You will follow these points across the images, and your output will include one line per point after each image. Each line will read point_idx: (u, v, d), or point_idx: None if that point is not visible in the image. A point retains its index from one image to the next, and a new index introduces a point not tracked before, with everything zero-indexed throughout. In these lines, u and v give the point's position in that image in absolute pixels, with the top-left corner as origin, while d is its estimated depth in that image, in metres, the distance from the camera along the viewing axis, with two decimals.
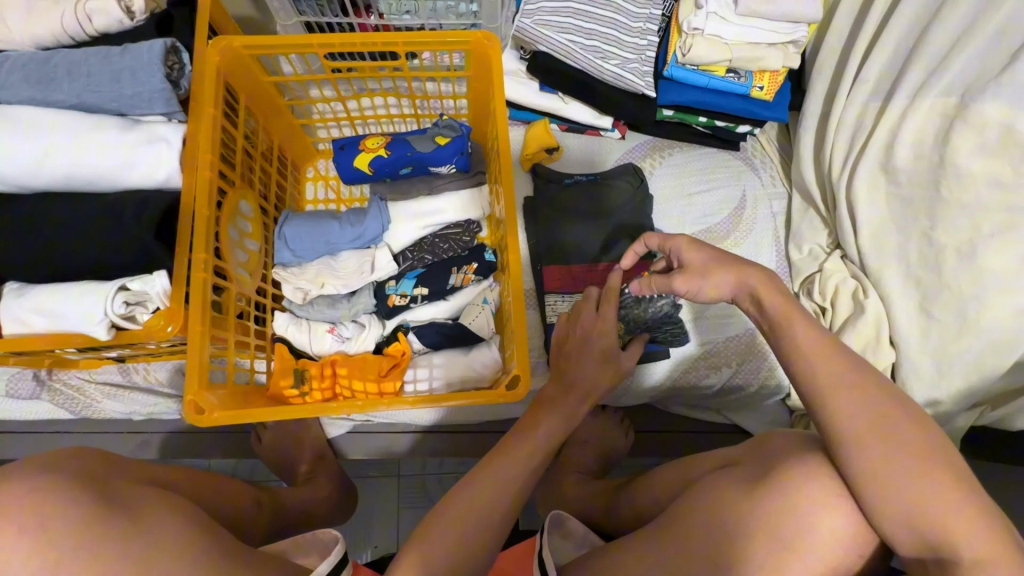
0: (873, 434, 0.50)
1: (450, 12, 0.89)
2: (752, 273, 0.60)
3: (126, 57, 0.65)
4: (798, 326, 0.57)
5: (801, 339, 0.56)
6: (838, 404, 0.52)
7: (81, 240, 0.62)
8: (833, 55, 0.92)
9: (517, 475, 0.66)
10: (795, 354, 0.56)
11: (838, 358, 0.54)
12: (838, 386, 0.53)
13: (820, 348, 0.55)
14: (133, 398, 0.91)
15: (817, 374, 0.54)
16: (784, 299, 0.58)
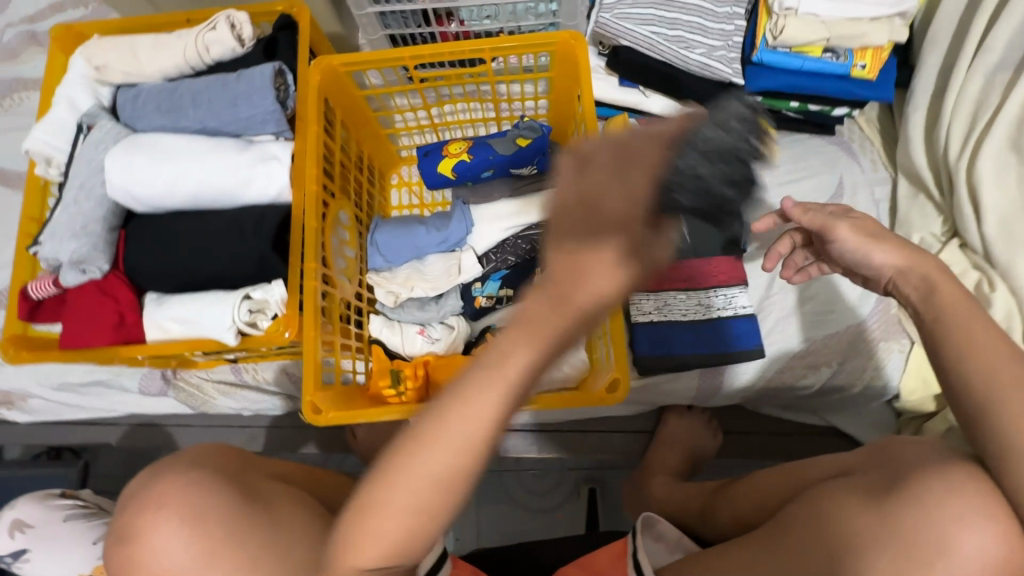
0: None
1: (529, 13, 0.89)
2: (928, 262, 0.56)
3: (241, 83, 0.70)
4: (976, 322, 0.52)
5: (980, 338, 0.51)
6: (1019, 414, 0.48)
7: (209, 254, 0.68)
8: (949, 24, 0.84)
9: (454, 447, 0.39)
10: (966, 354, 0.51)
11: (1020, 365, 0.50)
12: (1022, 394, 0.48)
13: (998, 350, 0.51)
14: (244, 395, 1.00)
15: (996, 378, 0.49)
16: (962, 296, 0.54)
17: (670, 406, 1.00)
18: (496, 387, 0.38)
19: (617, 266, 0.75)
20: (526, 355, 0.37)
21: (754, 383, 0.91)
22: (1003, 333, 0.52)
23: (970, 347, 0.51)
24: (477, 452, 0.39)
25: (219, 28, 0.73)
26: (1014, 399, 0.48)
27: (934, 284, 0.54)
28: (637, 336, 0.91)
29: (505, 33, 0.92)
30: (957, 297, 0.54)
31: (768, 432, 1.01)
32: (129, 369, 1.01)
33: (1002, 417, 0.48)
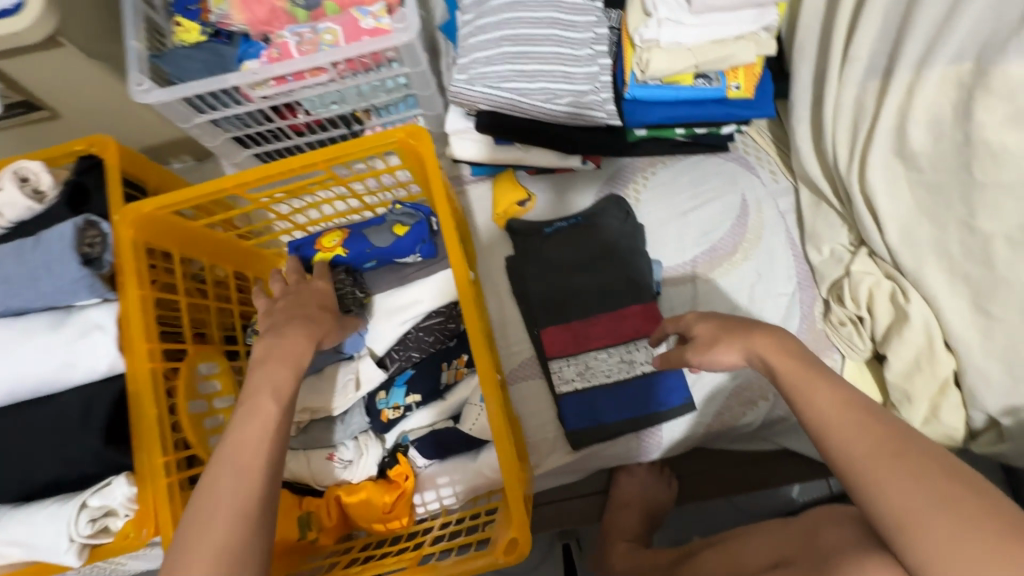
0: (931, 514, 0.41)
1: (378, 90, 0.80)
2: (758, 341, 0.55)
3: (38, 251, 0.59)
4: (818, 390, 0.50)
5: (824, 410, 0.49)
6: (883, 481, 0.44)
7: (37, 459, 0.58)
8: (813, 32, 0.79)
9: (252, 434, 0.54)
10: (820, 428, 0.49)
11: (875, 426, 0.46)
12: (878, 459, 0.45)
13: (842, 414, 0.48)
14: (156, 554, 0.89)
15: (850, 446, 0.46)
16: (800, 366, 0.52)
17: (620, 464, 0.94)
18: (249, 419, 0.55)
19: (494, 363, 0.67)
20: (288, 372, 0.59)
21: (693, 433, 0.87)
22: (850, 395, 0.49)
23: (817, 418, 0.49)
24: (285, 404, 0.57)
25: (4, 188, 0.62)
26: (874, 466, 0.45)
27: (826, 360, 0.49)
28: (564, 408, 0.86)
29: (360, 112, 0.84)
30: (796, 371, 0.52)
31: (726, 467, 0.95)
32: None
33: (870, 489, 0.44)
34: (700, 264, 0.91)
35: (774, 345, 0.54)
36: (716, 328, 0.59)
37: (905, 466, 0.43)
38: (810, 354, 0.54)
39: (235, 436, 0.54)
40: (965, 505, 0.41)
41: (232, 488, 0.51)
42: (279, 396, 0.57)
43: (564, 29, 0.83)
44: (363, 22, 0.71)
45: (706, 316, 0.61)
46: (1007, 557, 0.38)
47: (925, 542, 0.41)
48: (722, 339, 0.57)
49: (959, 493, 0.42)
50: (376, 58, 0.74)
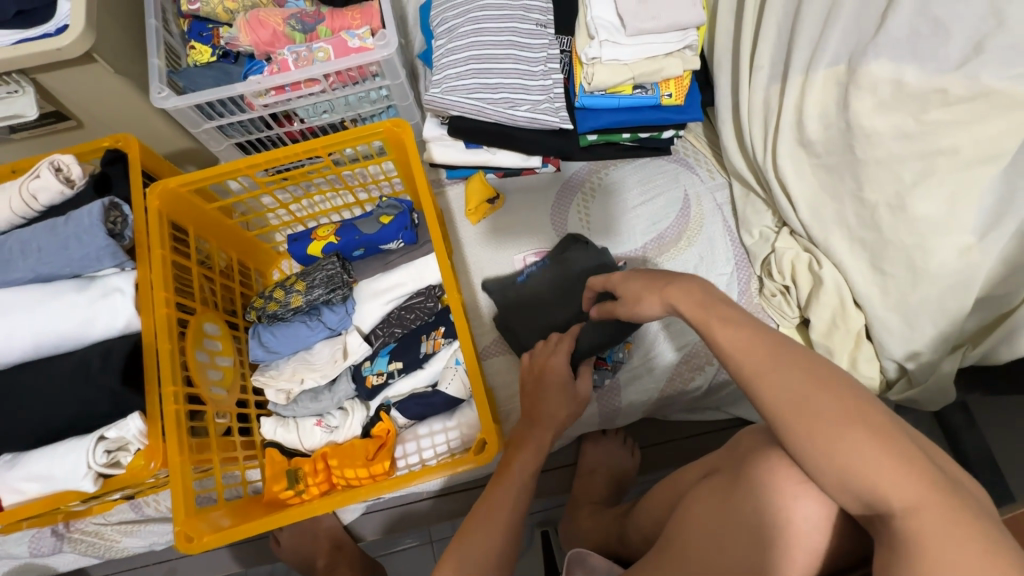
0: (799, 414, 0.48)
1: (364, 101, 0.94)
2: (670, 291, 0.60)
3: (69, 225, 0.69)
4: (717, 325, 0.55)
5: (723, 340, 0.54)
6: (766, 391, 0.50)
7: (57, 403, 0.66)
8: (727, 50, 0.95)
9: (788, 383, 0.49)
10: (719, 355, 0.54)
11: (761, 346, 0.52)
12: (762, 374, 0.50)
13: (736, 340, 0.53)
14: (149, 530, 0.94)
15: (742, 367, 0.52)
16: (700, 305, 0.57)
17: (586, 434, 1.02)
18: (558, 402, 0.82)
19: (472, 336, 0.78)
20: (720, 322, 0.55)
21: (649, 398, 0.96)
22: (745, 325, 0.54)
23: (719, 349, 0.54)
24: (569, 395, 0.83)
25: (41, 175, 0.73)
26: (760, 378, 0.50)
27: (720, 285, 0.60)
28: None
29: (348, 122, 0.98)
30: (696, 309, 0.57)
31: (684, 436, 1.04)
32: (15, 534, 0.94)
33: (756, 396, 0.51)
34: (649, 249, 1.03)
35: (683, 294, 0.58)
36: (640, 284, 0.64)
37: (781, 378, 0.49)
38: (714, 293, 0.58)
39: (718, 348, 0.54)
40: (826, 402, 0.47)
41: (529, 459, 0.76)
42: (665, 302, 0.60)
43: (520, 49, 0.98)
44: (351, 42, 0.85)
45: (632, 276, 0.67)
46: (851, 436, 0.45)
47: (798, 435, 0.48)
48: (645, 296, 0.62)
49: (820, 392, 0.48)
50: (361, 72, 0.88)
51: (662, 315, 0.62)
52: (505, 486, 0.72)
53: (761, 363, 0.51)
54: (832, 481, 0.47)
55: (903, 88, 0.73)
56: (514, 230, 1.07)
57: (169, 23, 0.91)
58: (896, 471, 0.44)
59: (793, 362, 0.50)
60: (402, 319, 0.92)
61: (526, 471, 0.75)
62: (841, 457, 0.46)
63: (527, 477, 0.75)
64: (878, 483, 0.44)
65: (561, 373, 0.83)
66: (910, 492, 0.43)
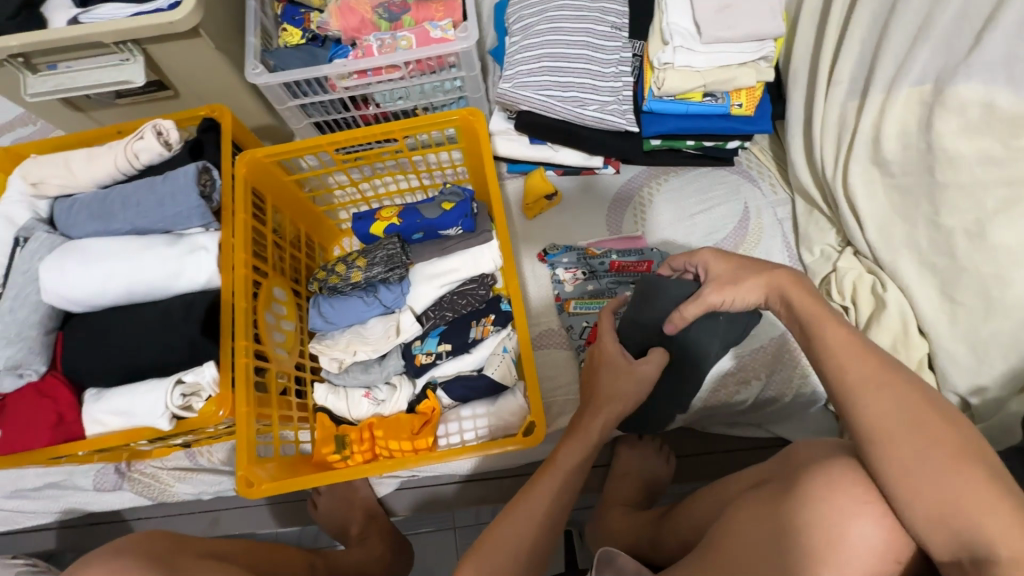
0: (905, 433, 0.50)
1: (438, 90, 0.98)
2: (781, 280, 0.64)
3: (167, 184, 0.76)
4: (830, 328, 0.58)
5: (833, 342, 0.57)
6: (870, 402, 0.53)
7: (143, 346, 0.72)
8: (805, 64, 0.94)
9: (895, 401, 0.52)
10: (825, 357, 0.57)
11: (873, 363, 0.55)
12: (866, 386, 0.53)
13: (850, 349, 0.56)
14: (201, 479, 1.00)
15: (848, 374, 0.55)
16: (815, 305, 0.61)
17: (622, 437, 1.02)
18: (611, 383, 0.76)
19: (527, 323, 0.80)
20: (833, 330, 0.58)
21: (692, 404, 0.94)
22: (855, 335, 0.57)
23: (827, 352, 0.57)
24: (616, 367, 0.76)
25: (145, 137, 0.79)
26: (865, 390, 0.53)
27: (797, 290, 0.62)
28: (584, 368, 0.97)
29: (420, 109, 1.02)
30: (811, 308, 0.60)
31: (722, 450, 1.02)
32: (83, 467, 1.02)
33: (858, 406, 0.53)
34: None
35: (792, 283, 0.63)
36: (739, 268, 0.67)
37: (891, 395, 0.52)
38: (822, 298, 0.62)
39: (822, 350, 0.58)
40: (938, 429, 0.50)
41: (574, 450, 0.74)
42: (769, 286, 0.65)
43: (593, 50, 0.99)
44: (433, 32, 0.89)
45: (722, 258, 0.70)
46: (958, 470, 0.47)
47: (897, 455, 0.50)
48: (746, 278, 0.66)
49: (933, 420, 0.50)
50: (440, 62, 0.91)
51: (760, 297, 0.66)
52: (544, 477, 0.73)
53: (869, 373, 0.54)
54: (926, 513, 0.48)
55: (993, 113, 0.71)
56: (568, 229, 1.09)
57: (266, 6, 0.97)
58: (1001, 516, 0.44)
59: (904, 384, 0.53)
60: (454, 303, 0.96)
61: (570, 462, 0.73)
62: (941, 488, 0.47)
63: (569, 472, 0.73)
64: (981, 524, 0.45)
65: (604, 351, 0.77)
66: (1013, 540, 0.43)
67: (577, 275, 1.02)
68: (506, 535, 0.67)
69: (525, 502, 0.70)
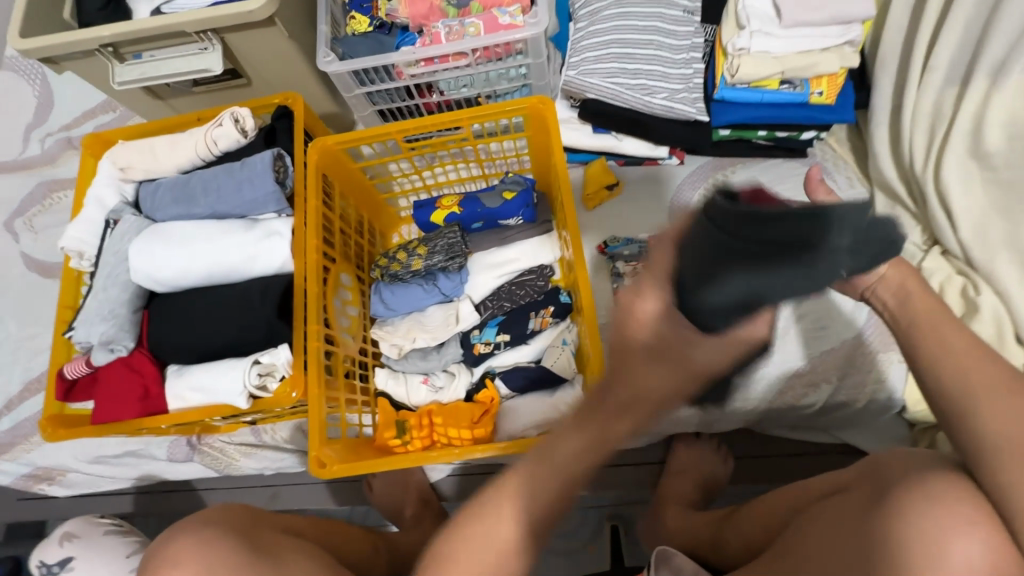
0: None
1: (502, 78, 0.97)
2: (913, 282, 0.59)
3: (246, 170, 0.78)
4: (948, 330, 0.55)
5: (955, 344, 0.54)
6: (988, 408, 0.50)
7: (222, 327, 0.75)
8: (895, 49, 0.88)
9: (1021, 410, 0.49)
10: (939, 360, 0.55)
11: (993, 369, 0.52)
12: (987, 392, 0.51)
13: (970, 354, 0.53)
14: (265, 455, 1.04)
15: (968, 378, 0.52)
16: (936, 307, 0.57)
17: (679, 435, 1.00)
18: (642, 371, 0.53)
19: (597, 318, 0.79)
20: (954, 334, 0.55)
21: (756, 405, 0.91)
22: (976, 342, 0.54)
23: (940, 354, 0.55)
24: (660, 351, 0.51)
25: (224, 124, 0.82)
26: (985, 396, 0.50)
27: (917, 296, 0.58)
28: None
29: (483, 98, 1.01)
30: (928, 309, 0.57)
31: (784, 453, 0.98)
32: (157, 439, 1.08)
33: (973, 411, 0.51)
34: None
35: (895, 283, 0.59)
36: None
37: (1012, 403, 0.49)
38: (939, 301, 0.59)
39: (944, 348, 0.55)
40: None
41: (572, 442, 0.56)
42: (894, 283, 0.59)
43: (662, 36, 0.96)
44: (501, 19, 0.88)
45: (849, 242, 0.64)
46: None
47: (1014, 464, 0.47)
48: (859, 267, 0.61)
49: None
50: (506, 49, 0.90)
51: (871, 281, 0.61)
52: (523, 476, 0.58)
53: (991, 379, 0.51)
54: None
55: None
56: (628, 220, 1.06)
57: None
58: None
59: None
60: (512, 292, 0.95)
61: (570, 462, 0.56)
62: None
63: (567, 474, 0.56)
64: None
65: (643, 322, 0.52)
66: None
67: (638, 267, 0.98)
68: (488, 531, 0.58)
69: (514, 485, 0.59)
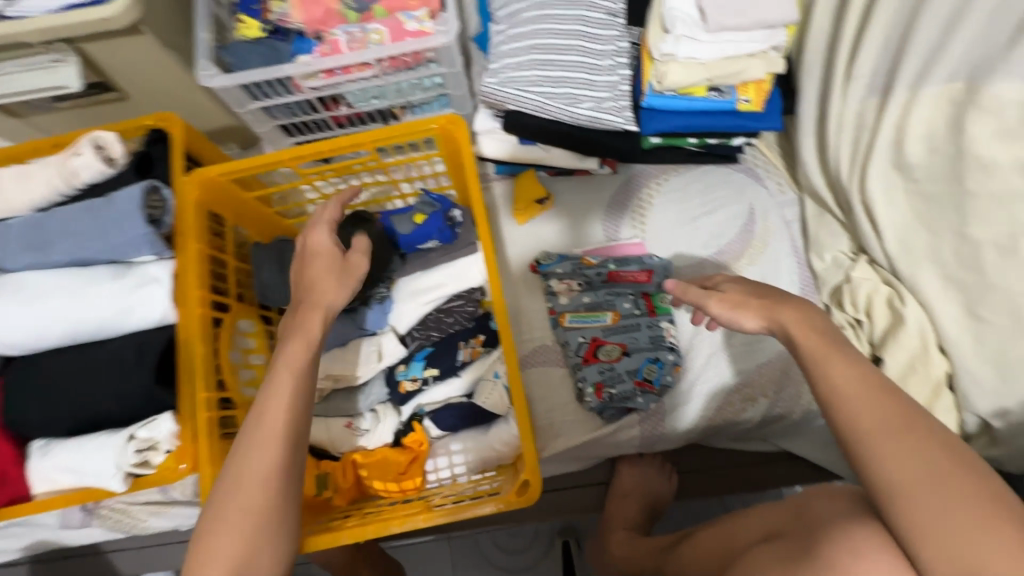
0: (926, 488, 0.45)
1: (416, 88, 0.88)
2: (783, 313, 0.58)
3: (109, 209, 0.66)
4: (838, 365, 0.53)
5: (840, 383, 0.52)
6: (886, 450, 0.48)
7: (92, 395, 0.64)
8: (819, 54, 0.86)
9: (909, 453, 0.47)
10: (832, 397, 0.52)
11: (887, 407, 0.50)
12: (883, 432, 0.49)
13: (859, 392, 0.51)
14: (176, 512, 0.94)
15: (858, 421, 0.50)
16: (822, 341, 0.55)
17: (621, 455, 0.95)
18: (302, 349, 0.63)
19: (515, 344, 0.73)
20: (842, 368, 0.53)
21: (694, 424, 0.89)
22: (869, 375, 0.52)
23: (833, 391, 0.52)
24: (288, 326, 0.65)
25: (83, 153, 0.70)
26: (878, 438, 0.48)
27: (798, 332, 0.56)
28: (580, 386, 0.91)
29: (397, 109, 0.92)
30: (816, 345, 0.55)
31: (730, 465, 0.95)
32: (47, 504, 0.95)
33: (873, 454, 0.48)
34: (708, 266, 0.96)
35: (799, 317, 0.57)
36: (744, 293, 0.61)
37: (907, 444, 0.47)
38: (832, 331, 0.57)
39: (828, 386, 0.53)
40: (955, 482, 0.45)
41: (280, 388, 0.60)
42: (771, 318, 0.59)
43: (586, 40, 0.90)
44: (407, 25, 0.79)
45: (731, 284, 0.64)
46: (993, 534, 0.42)
47: (919, 510, 0.45)
48: (749, 304, 0.60)
49: (957, 471, 0.45)
50: (416, 57, 0.82)
51: (760, 324, 0.59)
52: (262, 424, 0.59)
53: (879, 419, 0.49)
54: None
55: None
56: (562, 235, 1.01)
57: None
58: None
59: (917, 431, 0.48)
60: (438, 321, 0.88)
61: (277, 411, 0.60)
62: (973, 555, 0.42)
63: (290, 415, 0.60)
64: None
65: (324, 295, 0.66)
66: None
67: (572, 286, 0.95)
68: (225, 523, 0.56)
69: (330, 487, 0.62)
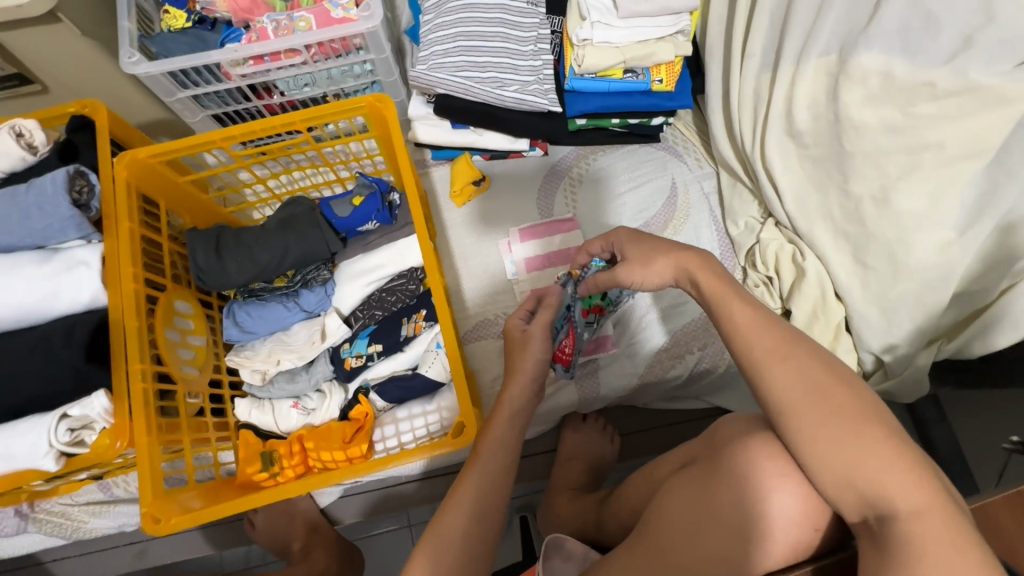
0: (809, 405, 0.51)
1: (347, 75, 0.91)
2: (689, 259, 0.63)
3: (30, 193, 0.66)
4: (734, 303, 0.59)
5: (738, 318, 0.58)
6: (775, 374, 0.54)
7: (19, 379, 0.64)
8: (719, 37, 0.94)
9: (794, 373, 0.53)
10: (731, 335, 0.58)
11: (775, 332, 0.56)
12: (771, 357, 0.55)
13: (754, 323, 0.57)
14: (119, 511, 0.92)
15: (752, 348, 0.56)
16: (720, 283, 0.61)
17: (566, 420, 1.00)
18: None
19: (452, 322, 0.76)
20: (740, 308, 0.59)
21: (628, 383, 0.96)
22: (760, 309, 0.58)
23: (733, 328, 0.58)
24: None
25: None
26: (770, 361, 0.54)
27: (698, 273, 0.62)
28: None
29: (331, 96, 0.95)
30: (715, 286, 0.61)
31: (666, 424, 1.03)
32: None
33: (764, 378, 0.54)
34: None
35: (699, 264, 0.63)
36: (649, 248, 0.66)
37: (792, 364, 0.54)
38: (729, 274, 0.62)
39: (731, 321, 0.58)
40: (831, 395, 0.51)
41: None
42: (678, 264, 0.64)
43: (509, 28, 0.96)
44: (333, 13, 0.82)
45: (636, 239, 0.69)
46: (859, 433, 0.49)
47: (805, 425, 0.51)
48: (656, 257, 0.65)
49: (832, 385, 0.52)
50: (344, 45, 0.85)
51: (670, 278, 0.65)
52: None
53: (774, 345, 0.55)
54: (830, 478, 0.50)
55: (893, 82, 0.73)
56: (499, 215, 1.05)
57: None
58: (898, 477, 0.47)
59: (801, 356, 0.54)
60: (380, 299, 0.90)
61: None
62: (847, 455, 0.49)
63: None
64: (882, 484, 0.47)
65: None
66: (916, 498, 0.46)
67: None
68: None
69: (466, 487, 0.67)
